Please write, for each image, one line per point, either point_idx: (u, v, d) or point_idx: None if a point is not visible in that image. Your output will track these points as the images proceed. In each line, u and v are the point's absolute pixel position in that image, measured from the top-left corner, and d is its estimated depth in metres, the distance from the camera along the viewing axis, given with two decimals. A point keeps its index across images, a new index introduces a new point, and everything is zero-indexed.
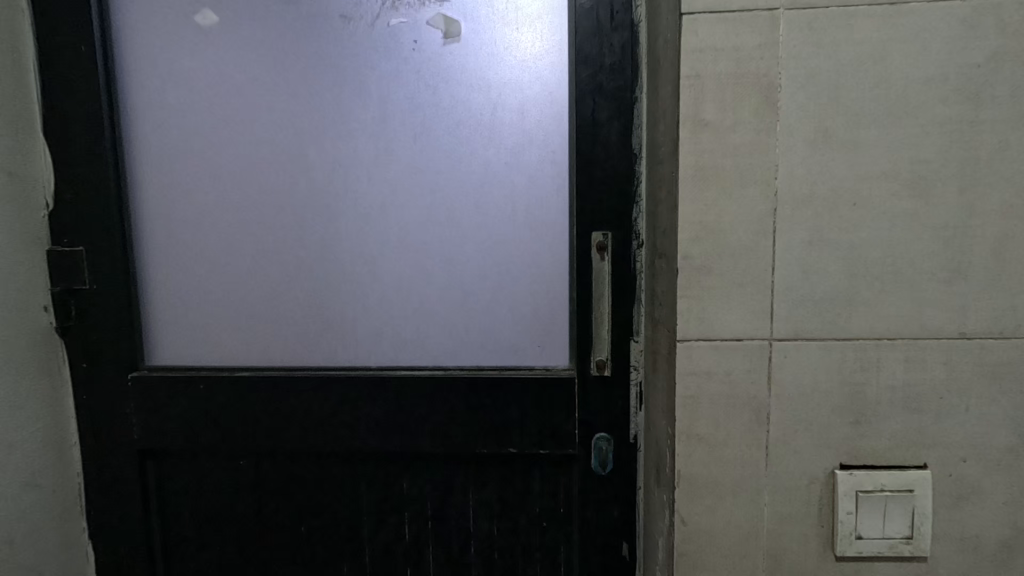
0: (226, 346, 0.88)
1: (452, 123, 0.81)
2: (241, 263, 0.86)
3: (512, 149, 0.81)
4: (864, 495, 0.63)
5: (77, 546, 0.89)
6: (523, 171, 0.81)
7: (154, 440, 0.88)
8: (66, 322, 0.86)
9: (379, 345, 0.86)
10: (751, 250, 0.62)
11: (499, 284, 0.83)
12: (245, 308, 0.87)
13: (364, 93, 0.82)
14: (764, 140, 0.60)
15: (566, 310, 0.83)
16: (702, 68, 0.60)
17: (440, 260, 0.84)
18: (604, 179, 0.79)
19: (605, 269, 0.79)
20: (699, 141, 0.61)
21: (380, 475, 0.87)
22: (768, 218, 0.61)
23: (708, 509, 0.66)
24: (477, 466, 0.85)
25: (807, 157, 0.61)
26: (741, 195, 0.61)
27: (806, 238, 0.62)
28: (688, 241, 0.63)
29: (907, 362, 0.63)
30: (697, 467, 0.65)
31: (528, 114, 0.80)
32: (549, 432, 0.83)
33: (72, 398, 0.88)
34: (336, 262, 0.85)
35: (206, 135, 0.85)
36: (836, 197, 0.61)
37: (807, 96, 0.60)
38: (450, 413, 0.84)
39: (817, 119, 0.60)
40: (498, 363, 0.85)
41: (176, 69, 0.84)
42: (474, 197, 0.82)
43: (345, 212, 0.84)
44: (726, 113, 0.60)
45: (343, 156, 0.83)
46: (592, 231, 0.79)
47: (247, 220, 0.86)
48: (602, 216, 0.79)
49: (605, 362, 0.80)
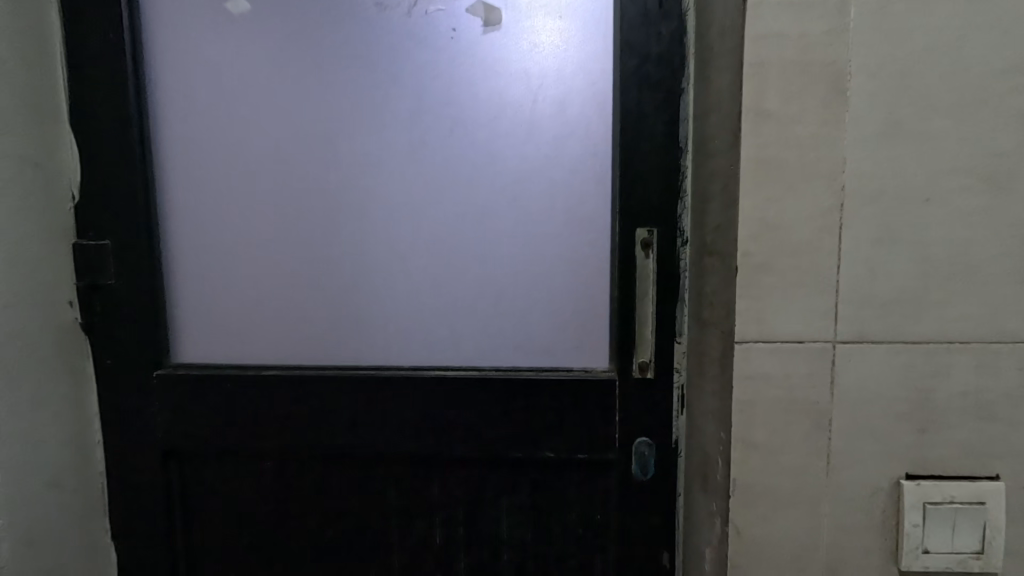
0: (252, 342, 0.85)
1: (490, 115, 0.78)
2: (269, 258, 0.84)
3: (552, 141, 0.78)
4: (932, 506, 0.60)
5: (99, 548, 0.87)
6: (564, 165, 0.78)
7: (178, 440, 0.85)
8: (90, 318, 0.84)
9: (411, 344, 0.83)
10: (814, 248, 0.59)
11: (536, 281, 0.81)
12: (273, 303, 0.84)
13: (399, 82, 0.79)
14: (831, 132, 0.57)
15: (607, 309, 0.80)
16: (765, 55, 0.57)
17: (475, 256, 0.81)
18: (649, 173, 0.76)
19: (649, 267, 0.76)
20: (761, 132, 0.58)
21: (409, 478, 0.84)
22: (833, 214, 0.58)
23: (765, 520, 0.62)
24: (510, 469, 0.82)
25: (877, 150, 0.57)
26: (805, 189, 0.58)
27: (873, 236, 0.58)
28: (748, 238, 0.60)
29: (978, 367, 0.59)
30: (754, 475, 0.62)
31: (570, 105, 0.77)
32: (587, 436, 0.80)
33: (95, 396, 0.86)
34: (367, 258, 0.82)
35: (234, 124, 0.82)
36: (906, 192, 0.58)
37: (878, 85, 0.57)
38: (485, 415, 0.81)
39: (888, 110, 0.57)
40: (535, 363, 0.82)
41: (206, 56, 0.82)
42: (511, 191, 0.79)
43: (377, 205, 0.82)
44: (791, 103, 0.57)
45: (376, 147, 0.81)
46: (636, 227, 0.76)
47: (276, 213, 0.83)
48: (646, 212, 0.76)
49: (648, 364, 0.77)
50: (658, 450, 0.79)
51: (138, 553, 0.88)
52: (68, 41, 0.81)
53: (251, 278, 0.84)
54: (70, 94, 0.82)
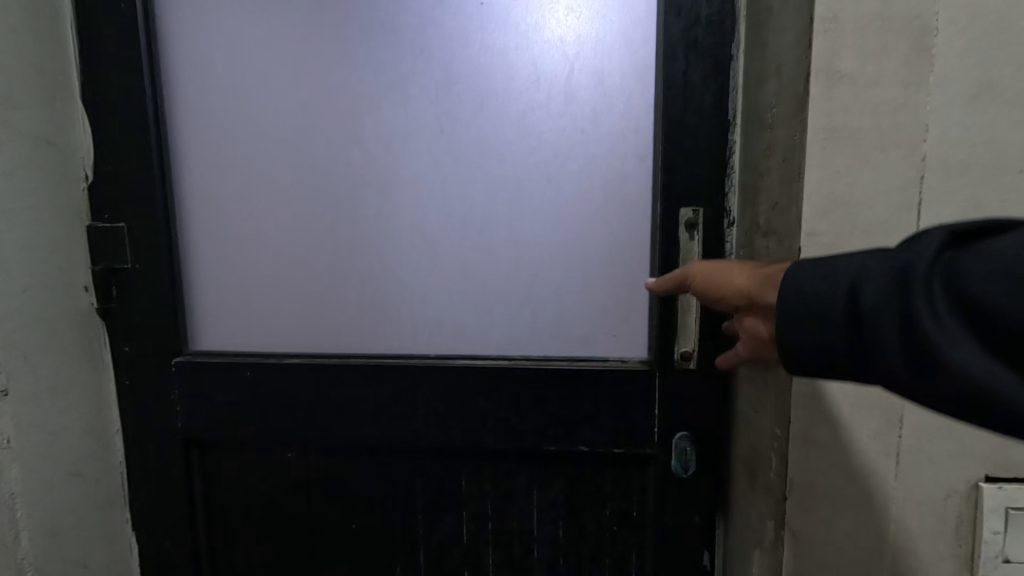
0: (272, 330, 0.82)
1: (522, 88, 0.73)
2: (289, 242, 0.80)
3: (589, 116, 0.72)
4: (1014, 512, 0.54)
5: (121, 538, 0.85)
6: (600, 141, 0.73)
7: (199, 429, 0.83)
8: (108, 303, 0.81)
9: (436, 332, 0.79)
10: (890, 226, 0.53)
11: (570, 267, 0.76)
12: (293, 289, 0.81)
13: (425, 53, 0.74)
14: (912, 95, 0.51)
15: (646, 296, 0.75)
16: (839, 8, 0.51)
17: (506, 239, 0.76)
18: (694, 148, 0.70)
19: (694, 250, 0.71)
20: (832, 97, 0.52)
21: (436, 471, 0.81)
22: (911, 188, 0.52)
23: (825, 523, 0.57)
24: (542, 463, 0.79)
25: (965, 115, 0.51)
26: (881, 160, 0.52)
27: (957, 212, 0.52)
28: (814, 216, 0.54)
29: None
30: (814, 474, 0.57)
31: (609, 76, 0.71)
32: (625, 430, 0.75)
33: (114, 384, 0.83)
34: (391, 241, 0.78)
35: (251, 101, 0.78)
36: (997, 163, 0.51)
37: (969, 41, 0.50)
38: (515, 406, 0.77)
39: (979, 69, 0.50)
40: (567, 353, 0.77)
41: (221, 28, 0.77)
42: (546, 169, 0.74)
43: (402, 186, 0.77)
44: (867, 64, 0.51)
45: (400, 124, 0.76)
46: (680, 206, 0.71)
47: (296, 194, 0.79)
48: (691, 191, 0.71)
49: (690, 353, 0.72)
50: (700, 446, 0.74)
51: (160, 546, 0.86)
52: (78, 14, 0.77)
53: (271, 262, 0.81)
54: (82, 69, 0.78)
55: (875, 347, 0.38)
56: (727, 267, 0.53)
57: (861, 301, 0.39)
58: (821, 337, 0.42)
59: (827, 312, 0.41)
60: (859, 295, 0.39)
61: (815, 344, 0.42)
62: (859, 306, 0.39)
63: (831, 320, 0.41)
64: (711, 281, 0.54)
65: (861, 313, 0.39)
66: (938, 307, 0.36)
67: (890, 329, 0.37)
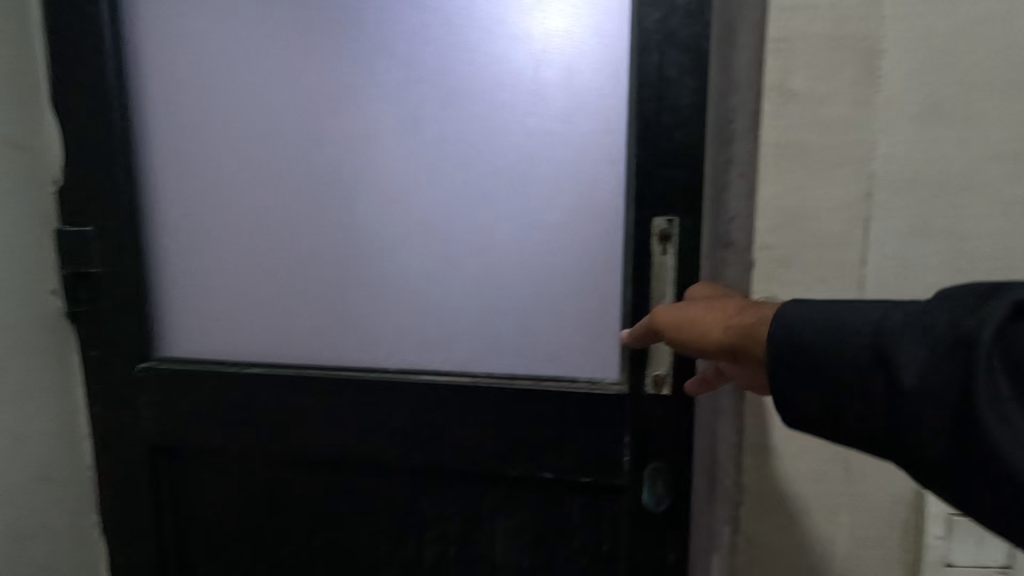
0: (241, 337, 0.82)
1: (491, 88, 0.74)
2: (258, 249, 0.80)
3: (556, 126, 0.73)
4: (956, 517, 0.56)
5: (90, 541, 0.85)
6: (565, 153, 0.74)
7: (167, 438, 0.83)
8: (76, 308, 0.81)
9: (404, 342, 0.80)
10: (840, 241, 0.54)
11: (538, 276, 0.77)
12: (262, 296, 0.81)
13: (392, 53, 0.75)
14: (860, 114, 0.53)
15: (614, 311, 0.76)
16: (791, 29, 0.52)
17: (474, 249, 0.77)
18: (665, 159, 0.70)
19: (667, 263, 0.71)
20: (784, 115, 0.53)
21: (404, 487, 0.81)
22: (860, 203, 0.54)
23: (776, 529, 0.59)
24: (510, 488, 0.80)
25: (911, 134, 0.53)
26: (830, 176, 0.54)
27: (904, 228, 0.54)
28: (767, 230, 0.55)
29: None
30: (766, 481, 0.59)
31: (576, 87, 0.72)
32: (592, 456, 0.76)
33: (83, 388, 0.83)
34: (360, 248, 0.79)
35: (220, 102, 0.78)
36: (941, 181, 0.53)
37: (914, 63, 0.52)
38: (484, 430, 0.77)
39: (925, 89, 0.52)
40: (535, 367, 0.78)
41: (191, 28, 0.77)
42: (514, 177, 0.75)
43: (371, 191, 0.78)
44: (819, 82, 0.52)
45: (369, 125, 0.76)
46: (652, 217, 0.71)
47: (266, 199, 0.79)
48: (664, 200, 0.71)
49: (663, 378, 0.72)
50: (669, 476, 0.74)
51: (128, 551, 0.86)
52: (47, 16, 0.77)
53: (238, 270, 0.81)
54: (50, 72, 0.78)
55: (906, 423, 0.36)
56: (694, 313, 0.47)
57: (902, 371, 0.36)
58: (840, 401, 0.39)
59: (854, 376, 0.38)
60: (900, 363, 0.36)
61: (833, 406, 0.39)
62: (892, 373, 0.36)
63: (857, 385, 0.38)
64: (682, 332, 0.48)
65: (899, 384, 0.36)
66: (995, 393, 0.33)
67: (935, 408, 0.34)
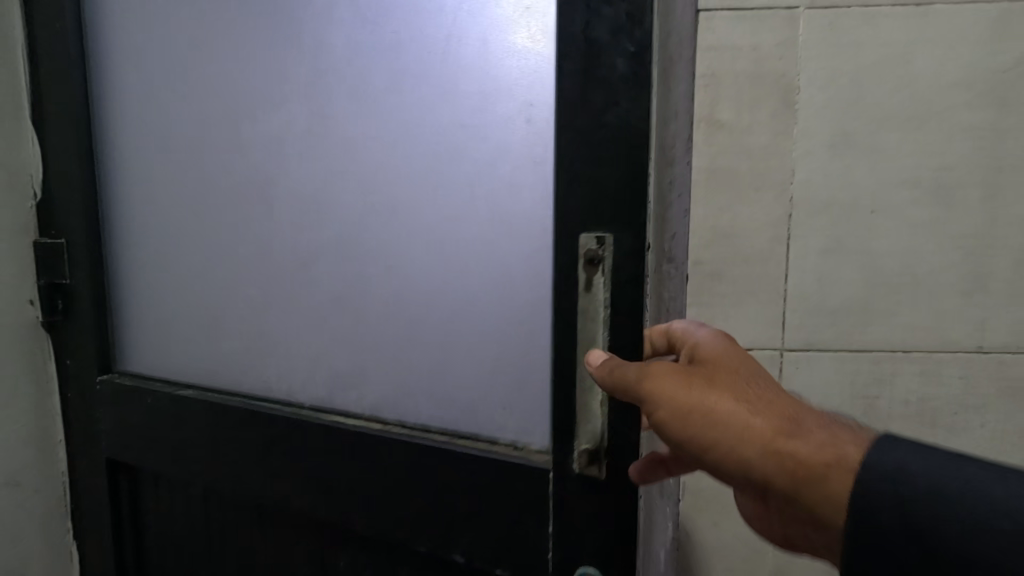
0: (179, 354, 0.79)
1: (393, 66, 0.58)
2: (189, 263, 0.77)
3: (471, 103, 0.54)
4: None
5: (62, 546, 0.88)
6: (490, 140, 0.54)
7: (118, 450, 0.82)
8: (52, 318, 0.83)
9: (313, 376, 0.68)
10: (765, 257, 0.60)
11: (450, 309, 0.58)
12: (195, 313, 0.77)
13: (294, 39, 0.64)
14: (780, 143, 0.58)
15: (545, 363, 0.55)
16: (717, 67, 0.58)
17: (383, 272, 0.62)
18: (605, 147, 0.46)
19: (598, 302, 0.46)
20: (713, 143, 0.59)
21: (315, 542, 0.70)
22: (782, 223, 0.59)
23: (713, 523, 0.64)
24: (420, 564, 0.62)
25: (825, 161, 0.58)
26: (754, 199, 0.59)
27: (822, 246, 0.60)
28: (700, 246, 0.61)
29: (922, 376, 0.60)
30: (703, 478, 0.63)
31: (499, 46, 0.52)
32: (516, 544, 0.55)
33: (58, 396, 0.86)
34: (271, 266, 0.69)
35: (157, 110, 0.77)
36: (853, 204, 0.59)
37: (826, 98, 0.58)
38: (381, 487, 0.61)
39: (836, 121, 0.58)
40: (448, 426, 0.60)
41: (137, 39, 0.77)
42: (418, 178, 0.58)
43: (278, 198, 0.68)
44: (743, 113, 0.58)
45: (274, 127, 0.67)
46: (579, 232, 0.47)
47: (196, 210, 0.75)
48: (601, 210, 0.46)
49: (598, 463, 0.48)
50: None
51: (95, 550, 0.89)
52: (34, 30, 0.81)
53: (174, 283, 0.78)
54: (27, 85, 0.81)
55: None
56: (727, 406, 0.38)
57: None
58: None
59: None
60: None
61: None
62: None
63: None
64: (716, 429, 0.38)
65: None
66: None
67: None
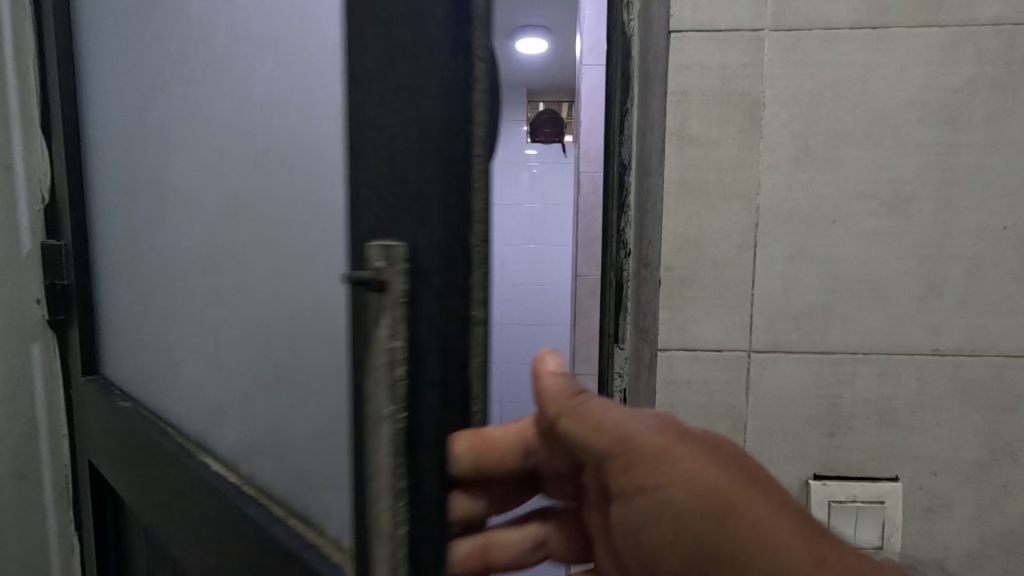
0: (132, 365, 0.88)
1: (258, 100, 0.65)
2: (141, 287, 0.85)
3: (316, 120, 0.61)
4: (836, 504, 0.64)
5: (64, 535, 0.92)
6: (327, 160, 0.59)
7: (96, 454, 0.87)
8: (59, 315, 0.87)
9: (211, 406, 0.77)
10: (732, 263, 0.64)
11: (303, 363, 0.64)
12: (144, 330, 0.85)
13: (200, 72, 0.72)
14: (746, 156, 0.62)
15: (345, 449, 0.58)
16: (687, 85, 0.62)
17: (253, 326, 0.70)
18: (394, 145, 0.34)
19: (378, 346, 0.34)
20: (684, 156, 0.63)
21: None
22: (749, 232, 0.63)
23: None
24: None
25: (789, 174, 0.62)
26: (722, 209, 0.63)
27: (786, 253, 0.63)
28: (671, 253, 0.64)
29: (880, 376, 0.64)
30: None
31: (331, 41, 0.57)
32: None
33: (63, 392, 0.91)
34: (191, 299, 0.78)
35: (122, 134, 0.85)
36: (815, 214, 0.62)
37: (790, 115, 0.61)
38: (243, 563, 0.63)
39: (799, 137, 0.62)
40: (288, 486, 0.67)
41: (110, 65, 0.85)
42: (281, 209, 0.65)
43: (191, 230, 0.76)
44: (711, 128, 0.62)
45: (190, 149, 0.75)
46: (371, 242, 0.34)
47: (145, 237, 0.83)
48: (397, 221, 0.34)
49: None
50: None
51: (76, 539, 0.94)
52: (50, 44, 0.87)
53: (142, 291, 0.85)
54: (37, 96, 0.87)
55: None
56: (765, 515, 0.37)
57: None
58: None
59: None
60: None
61: None
62: None
63: None
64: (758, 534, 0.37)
65: None
66: None
67: None
